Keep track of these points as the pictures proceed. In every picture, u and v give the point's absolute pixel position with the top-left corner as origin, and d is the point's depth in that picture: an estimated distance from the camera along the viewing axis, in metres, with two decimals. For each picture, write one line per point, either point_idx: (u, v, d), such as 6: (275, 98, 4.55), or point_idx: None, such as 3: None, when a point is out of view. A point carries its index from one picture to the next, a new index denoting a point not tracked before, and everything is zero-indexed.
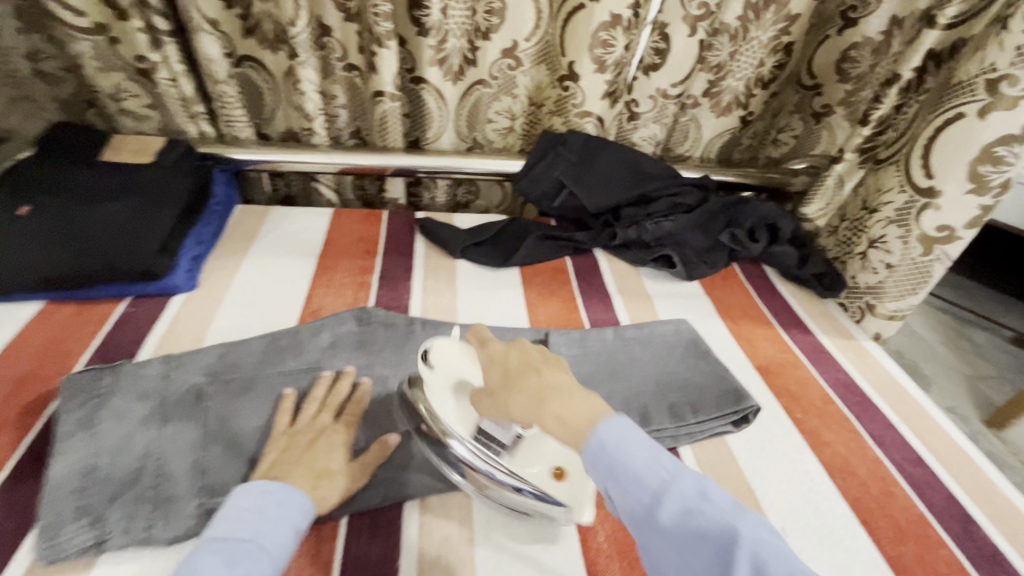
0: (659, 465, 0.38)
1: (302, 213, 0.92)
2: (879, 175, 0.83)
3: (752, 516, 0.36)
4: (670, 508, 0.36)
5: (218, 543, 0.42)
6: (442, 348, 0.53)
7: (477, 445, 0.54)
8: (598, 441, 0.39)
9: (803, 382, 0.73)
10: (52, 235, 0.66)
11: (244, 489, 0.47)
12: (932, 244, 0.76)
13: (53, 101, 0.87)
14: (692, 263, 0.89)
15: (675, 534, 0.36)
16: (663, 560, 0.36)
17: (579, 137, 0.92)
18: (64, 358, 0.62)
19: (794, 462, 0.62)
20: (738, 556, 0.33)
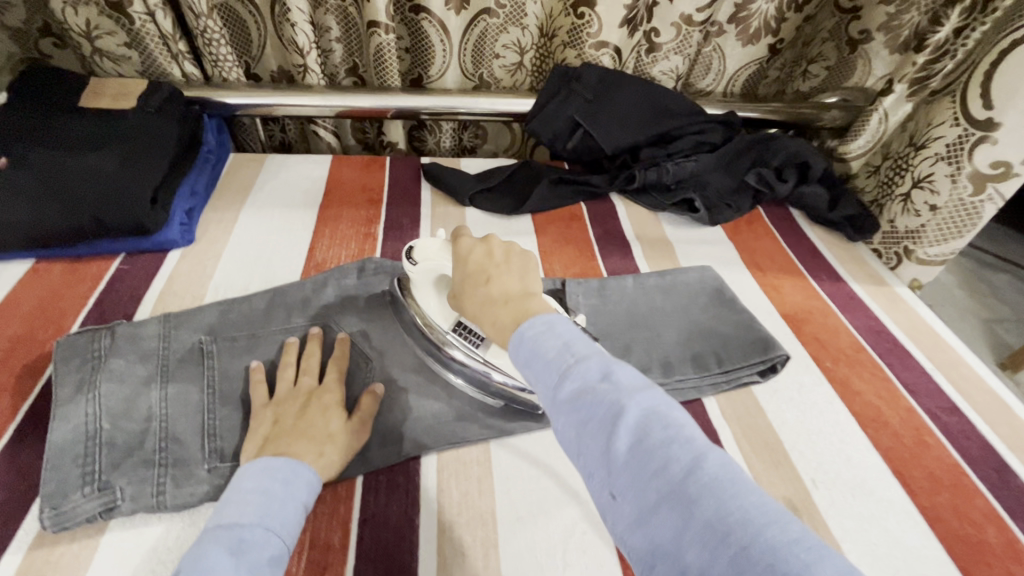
0: (568, 351, 0.36)
1: (300, 162, 0.86)
2: (932, 107, 0.76)
3: (650, 393, 0.33)
4: (571, 386, 0.34)
5: (223, 534, 0.38)
6: (425, 245, 0.55)
7: (457, 337, 0.56)
8: (519, 335, 0.39)
9: (832, 328, 0.70)
10: (35, 190, 0.62)
11: (247, 471, 0.43)
12: (984, 182, 0.71)
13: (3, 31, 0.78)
14: (716, 206, 0.84)
15: (569, 410, 0.33)
16: (563, 437, 0.34)
17: (593, 71, 0.85)
18: (58, 320, 0.59)
19: (825, 413, 0.60)
20: (621, 428, 0.31)
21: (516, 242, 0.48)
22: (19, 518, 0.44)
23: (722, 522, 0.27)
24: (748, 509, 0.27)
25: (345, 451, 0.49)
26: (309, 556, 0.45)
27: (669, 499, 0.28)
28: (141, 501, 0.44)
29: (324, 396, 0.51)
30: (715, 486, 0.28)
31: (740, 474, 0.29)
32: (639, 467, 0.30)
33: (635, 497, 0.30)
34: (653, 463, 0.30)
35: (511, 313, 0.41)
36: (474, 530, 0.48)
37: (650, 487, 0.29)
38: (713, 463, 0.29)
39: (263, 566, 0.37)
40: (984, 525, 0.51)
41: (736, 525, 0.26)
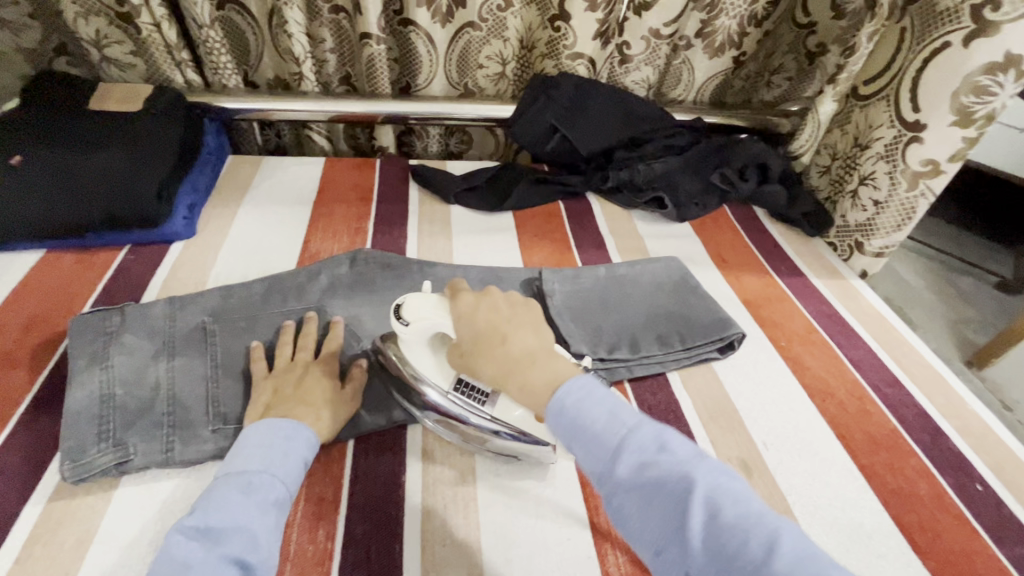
0: (618, 423, 0.40)
1: (295, 164, 0.92)
2: (868, 111, 0.83)
3: (708, 467, 0.37)
4: (629, 462, 0.39)
5: (235, 476, 0.44)
6: (415, 303, 0.52)
7: (460, 397, 0.53)
8: (559, 404, 0.42)
9: (788, 312, 0.76)
10: (48, 184, 0.67)
11: (255, 426, 0.48)
12: (917, 178, 0.78)
13: (18, 52, 0.84)
14: (684, 204, 0.91)
15: (632, 485, 0.38)
16: (627, 511, 0.38)
17: (569, 80, 0.92)
18: (69, 302, 0.63)
19: (778, 385, 0.65)
20: (693, 505, 0.35)
21: (512, 293, 0.51)
22: (40, 473, 0.48)
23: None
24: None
25: (337, 418, 0.53)
26: (304, 506, 0.49)
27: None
28: (152, 459, 0.49)
29: (319, 369, 0.56)
30: (795, 557, 0.31)
31: (811, 545, 0.33)
32: (715, 546, 0.34)
33: (713, 573, 0.33)
34: (727, 538, 0.33)
35: (545, 380, 0.44)
36: (456, 487, 0.53)
37: (728, 563, 0.33)
38: (786, 540, 0.33)
39: (269, 505, 0.43)
40: (916, 479, 0.57)
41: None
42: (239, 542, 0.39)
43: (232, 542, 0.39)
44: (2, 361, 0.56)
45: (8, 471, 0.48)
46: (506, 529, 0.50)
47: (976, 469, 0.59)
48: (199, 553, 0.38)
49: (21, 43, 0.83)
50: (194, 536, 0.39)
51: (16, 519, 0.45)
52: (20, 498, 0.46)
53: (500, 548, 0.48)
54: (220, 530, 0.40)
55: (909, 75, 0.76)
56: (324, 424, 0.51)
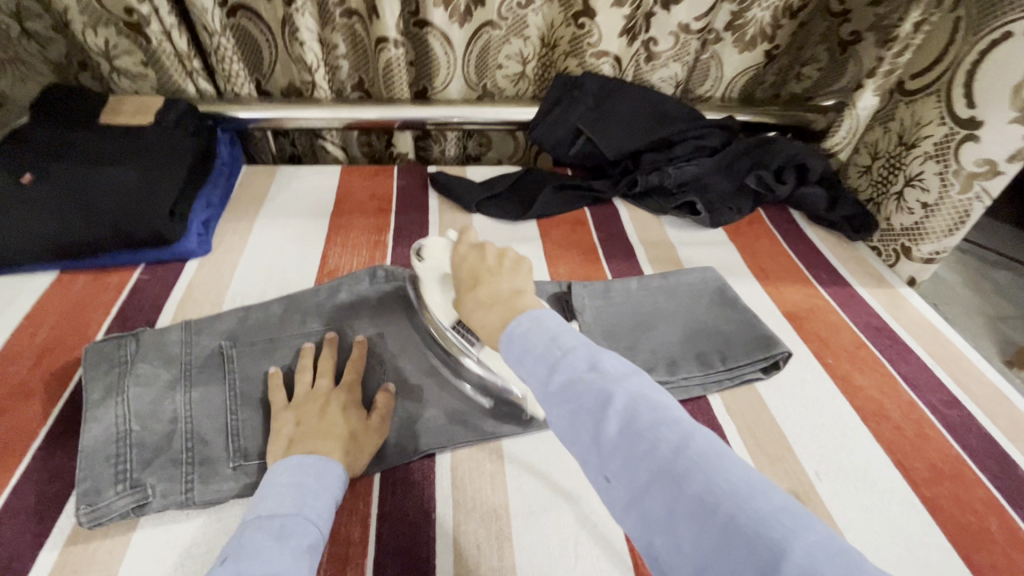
0: (557, 344, 0.40)
1: (311, 173, 0.89)
2: (914, 108, 0.78)
3: (636, 381, 0.37)
4: (561, 377, 0.38)
5: (265, 521, 0.41)
6: (434, 245, 0.61)
7: (456, 333, 0.58)
8: (508, 334, 0.43)
9: (834, 326, 0.71)
10: (59, 203, 0.64)
11: (282, 466, 0.46)
12: (971, 180, 0.71)
13: (45, 64, 0.84)
14: (717, 209, 0.86)
15: (562, 400, 0.37)
16: (558, 425, 0.37)
17: (594, 79, 0.87)
18: (84, 328, 0.61)
19: (828, 407, 0.61)
20: (611, 413, 0.34)
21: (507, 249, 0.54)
22: (56, 515, 0.46)
23: (710, 492, 0.29)
24: (731, 478, 0.30)
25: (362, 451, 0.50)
26: (331, 549, 0.47)
27: (659, 475, 0.31)
28: (170, 500, 0.46)
29: (342, 398, 0.53)
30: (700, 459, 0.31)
31: (721, 448, 0.32)
32: (631, 449, 0.33)
33: (628, 477, 0.32)
34: (643, 443, 0.33)
35: (502, 313, 0.45)
36: (489, 525, 0.49)
37: (639, 463, 0.32)
38: (696, 442, 0.32)
39: (303, 550, 0.40)
40: (985, 514, 0.52)
41: (720, 495, 0.29)
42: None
43: None
44: (17, 393, 0.54)
45: (22, 513, 0.45)
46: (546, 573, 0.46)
47: None
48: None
49: (47, 55, 0.83)
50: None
51: (32, 566, 0.43)
52: (35, 543, 0.44)
53: None
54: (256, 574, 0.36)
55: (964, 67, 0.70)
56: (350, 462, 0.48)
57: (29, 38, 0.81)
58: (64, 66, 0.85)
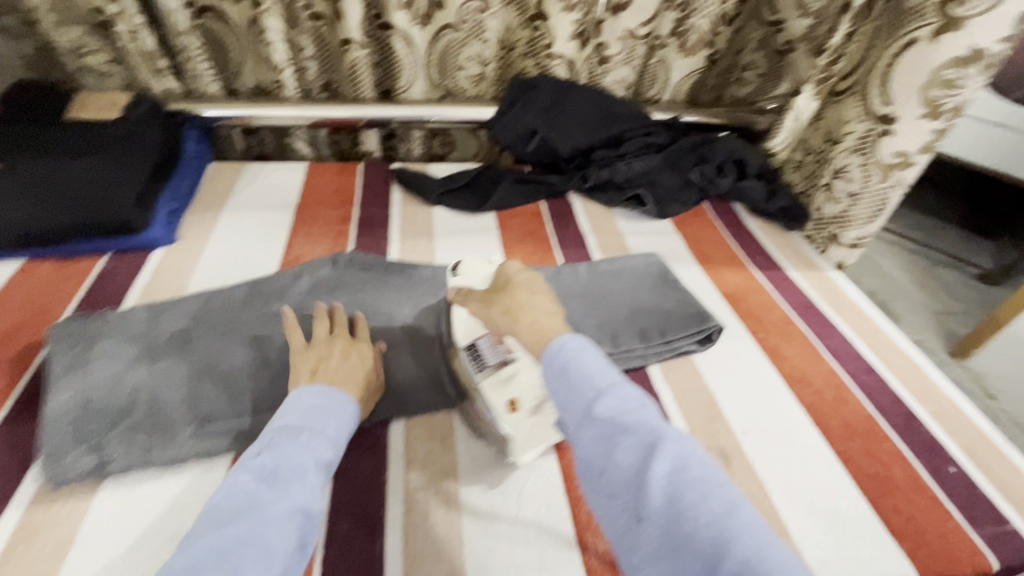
0: (606, 374, 0.44)
1: (278, 169, 0.92)
2: (839, 107, 0.85)
3: (680, 435, 0.41)
4: (608, 408, 0.42)
5: (292, 428, 0.46)
6: (475, 263, 0.69)
7: (468, 356, 0.60)
8: (560, 351, 0.47)
9: (767, 304, 0.77)
10: (26, 192, 0.67)
11: (304, 390, 0.50)
12: (889, 170, 0.79)
13: (18, 59, 0.85)
14: (664, 201, 0.92)
15: (606, 428, 0.41)
16: (594, 452, 0.41)
17: (549, 82, 0.94)
18: (49, 311, 0.63)
19: (757, 375, 0.66)
20: (659, 455, 0.39)
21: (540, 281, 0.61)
22: (18, 481, 0.48)
23: (753, 558, 0.33)
24: (765, 543, 0.35)
25: None
26: None
27: (702, 529, 0.35)
28: (130, 463, 0.49)
29: None
30: (743, 521, 0.36)
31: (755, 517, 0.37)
32: (675, 497, 0.37)
33: (666, 521, 0.37)
34: (691, 496, 0.37)
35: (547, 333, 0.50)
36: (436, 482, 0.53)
37: (681, 514, 0.37)
38: (742, 509, 0.37)
39: (323, 459, 0.45)
40: (891, 463, 0.58)
41: (762, 561, 0.33)
42: (301, 492, 0.41)
43: (295, 494, 0.41)
44: None
45: None
46: (486, 521, 0.51)
47: (950, 451, 0.60)
48: (266, 495, 0.40)
49: (21, 50, 0.84)
50: (260, 477, 0.41)
51: None
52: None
53: (481, 542, 0.49)
54: (285, 475, 0.42)
55: (882, 69, 0.76)
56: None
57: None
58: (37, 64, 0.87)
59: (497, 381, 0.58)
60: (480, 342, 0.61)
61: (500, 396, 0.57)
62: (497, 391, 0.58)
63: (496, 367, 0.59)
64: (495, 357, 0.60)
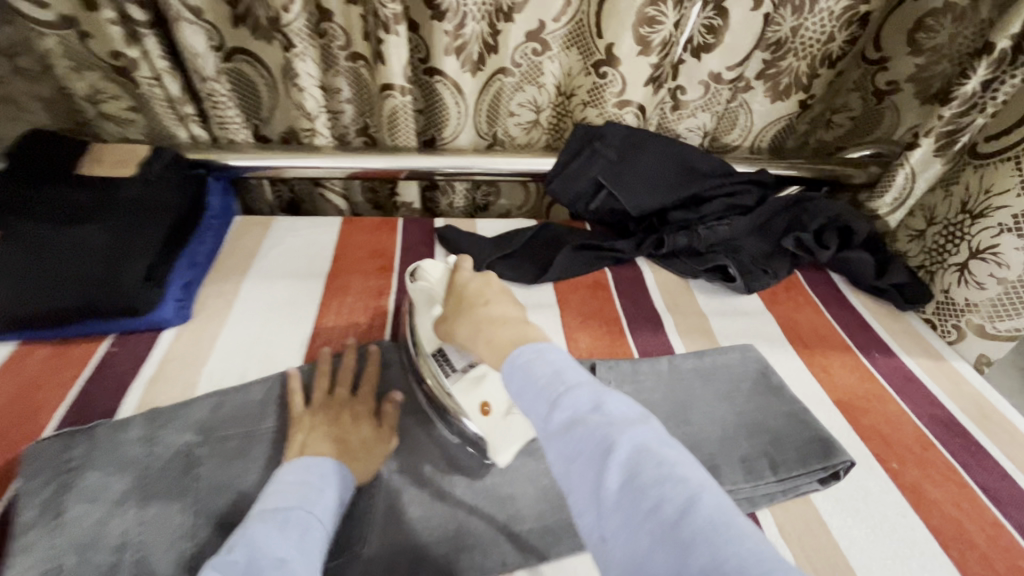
0: (558, 379, 0.37)
1: (309, 225, 0.82)
2: (985, 171, 0.69)
3: (640, 428, 0.34)
4: (561, 415, 0.35)
5: (269, 511, 0.41)
6: (431, 267, 0.58)
7: (435, 359, 0.54)
8: (509, 363, 0.39)
9: (893, 419, 0.63)
10: (19, 268, 0.58)
11: (288, 466, 0.46)
12: None
13: None
14: (752, 273, 0.77)
15: (559, 440, 0.34)
16: (553, 466, 0.34)
17: (617, 130, 0.81)
18: (35, 415, 0.53)
19: (900, 529, 0.52)
20: (614, 464, 0.32)
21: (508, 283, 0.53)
22: None
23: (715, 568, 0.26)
24: (741, 549, 0.27)
25: None
26: None
27: (664, 541, 0.28)
28: None
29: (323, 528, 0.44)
30: (709, 522, 0.28)
31: (734, 516, 0.29)
32: (637, 512, 0.30)
33: (626, 539, 0.30)
34: (647, 504, 0.30)
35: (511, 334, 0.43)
36: None
37: (642, 529, 0.29)
38: (707, 505, 0.29)
39: (308, 544, 0.40)
40: None
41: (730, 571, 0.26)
42: None
43: None
44: None
45: None
46: None
47: None
48: None
49: None
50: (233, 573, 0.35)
51: None
52: None
53: None
54: (260, 563, 0.36)
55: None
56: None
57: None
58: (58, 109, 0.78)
59: (468, 384, 0.53)
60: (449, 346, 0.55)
61: (475, 400, 0.52)
62: (472, 393, 0.52)
63: (463, 371, 0.53)
64: (463, 360, 0.54)
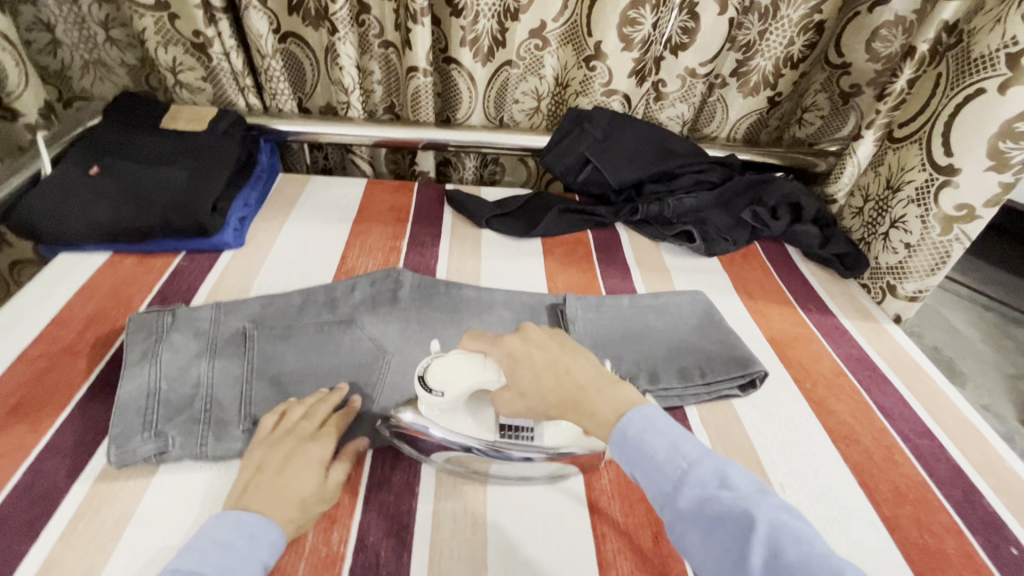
0: (679, 455, 0.41)
1: (340, 183, 0.97)
2: (901, 153, 0.82)
3: (769, 501, 0.38)
4: (690, 493, 0.39)
5: (183, 569, 0.39)
6: (438, 366, 0.51)
7: (507, 440, 0.51)
8: (621, 433, 0.43)
9: (815, 354, 0.75)
10: (120, 193, 0.74)
11: (219, 520, 0.44)
12: (951, 224, 0.76)
13: (121, 66, 0.96)
14: (713, 239, 0.91)
15: (693, 517, 0.38)
16: (688, 539, 0.38)
17: (604, 114, 0.95)
18: (128, 301, 0.69)
19: (800, 427, 0.64)
20: (752, 540, 0.36)
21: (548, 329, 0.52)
22: (91, 454, 0.52)
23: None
24: None
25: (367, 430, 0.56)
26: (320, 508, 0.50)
27: None
28: (183, 452, 0.52)
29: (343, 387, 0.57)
30: None
31: None
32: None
33: None
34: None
35: (609, 404, 0.45)
36: (466, 503, 0.52)
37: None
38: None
39: None
40: (943, 536, 0.55)
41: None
42: None
43: None
44: (67, 351, 0.61)
45: (60, 453, 0.52)
46: (510, 548, 0.49)
47: (1013, 530, 0.56)
48: None
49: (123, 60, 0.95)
50: None
51: (65, 496, 0.49)
52: (68, 478, 0.50)
53: (506, 565, 0.48)
54: None
55: (940, 118, 0.75)
56: (313, 459, 0.50)
57: (111, 44, 0.93)
58: (138, 72, 0.97)
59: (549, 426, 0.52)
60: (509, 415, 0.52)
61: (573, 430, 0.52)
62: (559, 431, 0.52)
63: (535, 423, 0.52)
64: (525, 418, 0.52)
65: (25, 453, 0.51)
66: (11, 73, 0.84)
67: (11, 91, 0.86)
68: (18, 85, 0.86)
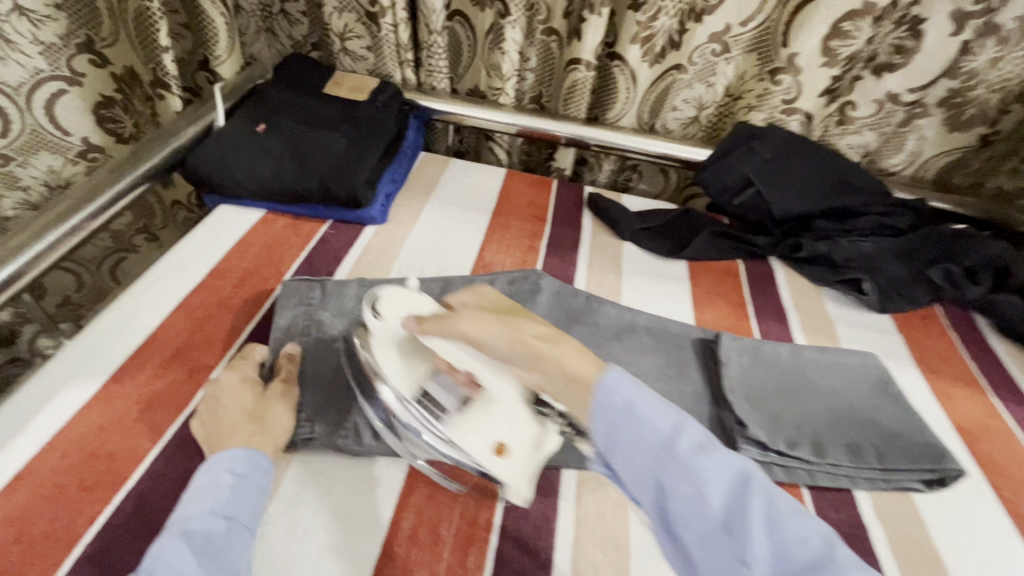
0: (667, 413, 0.37)
1: (479, 170, 0.94)
2: None
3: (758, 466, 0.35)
4: (683, 447, 0.35)
5: (195, 534, 0.38)
6: (390, 295, 0.53)
7: (419, 408, 0.49)
8: (609, 382, 0.38)
9: (1014, 455, 0.63)
10: (284, 153, 0.76)
11: (217, 459, 0.43)
12: None
13: (290, 39, 0.99)
14: (888, 294, 0.78)
15: (688, 468, 0.34)
16: (680, 496, 0.34)
17: (778, 133, 0.85)
18: (277, 264, 0.70)
19: (999, 544, 0.54)
20: (751, 493, 0.33)
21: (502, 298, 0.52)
22: None
23: None
24: None
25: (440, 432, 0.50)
26: (457, 525, 0.47)
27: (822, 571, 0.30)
28: (328, 441, 0.50)
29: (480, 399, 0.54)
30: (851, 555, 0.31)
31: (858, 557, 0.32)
32: (761, 526, 0.32)
33: (778, 564, 0.31)
34: (790, 534, 0.32)
35: (553, 344, 0.42)
36: (607, 552, 0.47)
37: (787, 555, 0.31)
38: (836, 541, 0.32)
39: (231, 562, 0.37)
40: None
41: None
42: None
43: None
44: (222, 305, 0.63)
45: None
46: None
47: None
48: None
49: (292, 33, 0.98)
50: None
51: None
52: None
53: None
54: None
55: None
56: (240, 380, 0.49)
57: (286, 19, 0.97)
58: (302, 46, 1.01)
59: (469, 422, 0.47)
60: (433, 386, 0.50)
61: (481, 442, 0.47)
62: (476, 432, 0.47)
63: (459, 408, 0.48)
64: (451, 398, 0.49)
65: (183, 403, 0.52)
66: (220, 38, 0.86)
67: (216, 56, 0.88)
68: (224, 50, 0.88)
